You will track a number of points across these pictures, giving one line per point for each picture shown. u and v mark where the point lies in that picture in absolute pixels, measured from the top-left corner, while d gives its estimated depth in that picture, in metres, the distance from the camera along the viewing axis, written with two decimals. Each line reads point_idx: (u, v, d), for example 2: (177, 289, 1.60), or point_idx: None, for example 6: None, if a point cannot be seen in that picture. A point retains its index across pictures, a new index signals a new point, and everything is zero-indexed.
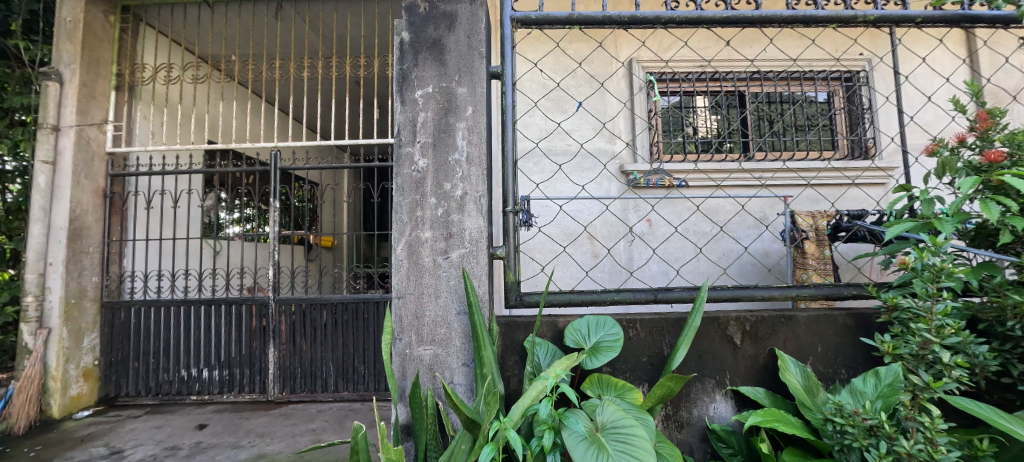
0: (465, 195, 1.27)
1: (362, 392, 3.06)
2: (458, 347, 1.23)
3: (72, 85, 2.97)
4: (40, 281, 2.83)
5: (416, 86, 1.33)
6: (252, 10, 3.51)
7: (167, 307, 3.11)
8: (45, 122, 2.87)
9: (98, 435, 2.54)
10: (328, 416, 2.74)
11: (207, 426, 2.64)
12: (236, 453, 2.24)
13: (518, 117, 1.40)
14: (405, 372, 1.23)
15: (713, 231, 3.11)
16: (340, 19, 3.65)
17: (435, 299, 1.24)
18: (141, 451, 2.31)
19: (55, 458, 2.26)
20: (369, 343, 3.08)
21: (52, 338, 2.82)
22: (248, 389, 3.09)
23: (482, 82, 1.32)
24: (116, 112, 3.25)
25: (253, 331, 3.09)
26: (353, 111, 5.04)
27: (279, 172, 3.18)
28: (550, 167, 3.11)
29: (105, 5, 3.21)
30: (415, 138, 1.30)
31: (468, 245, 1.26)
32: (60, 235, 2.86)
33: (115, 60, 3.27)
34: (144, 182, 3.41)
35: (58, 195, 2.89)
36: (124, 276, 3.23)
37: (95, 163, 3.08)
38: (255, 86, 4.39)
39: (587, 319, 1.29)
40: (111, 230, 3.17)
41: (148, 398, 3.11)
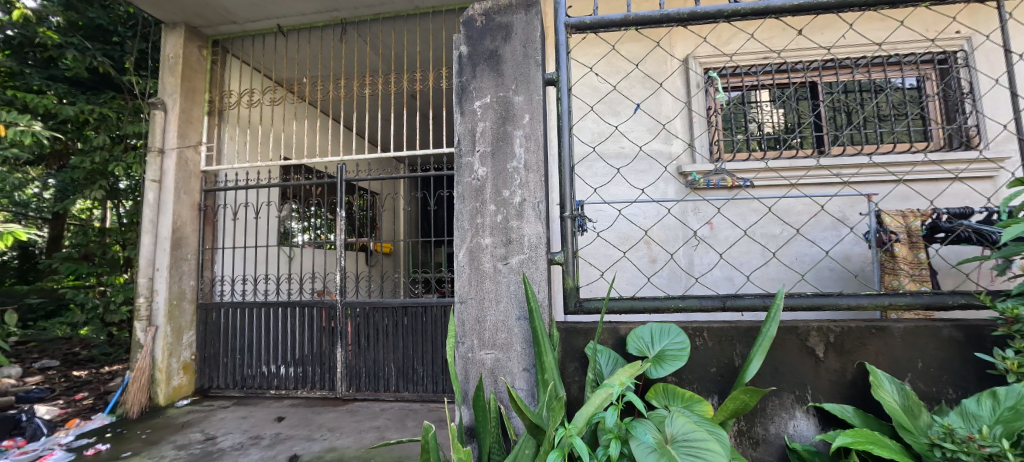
0: (523, 202, 1.29)
1: (421, 393, 3.17)
2: (519, 353, 1.24)
3: (173, 113, 3.38)
4: (150, 284, 3.24)
5: (474, 97, 1.37)
6: (320, 36, 3.81)
7: (250, 308, 3.42)
8: (153, 146, 3.30)
9: (195, 422, 2.85)
10: (390, 415, 2.87)
11: (285, 418, 2.87)
12: (310, 445, 2.41)
13: (574, 122, 1.40)
14: (468, 375, 1.26)
15: (783, 233, 2.89)
16: (397, 37, 3.84)
17: (496, 304, 1.27)
18: (230, 438, 2.55)
19: (162, 440, 2.57)
20: (427, 345, 3.18)
21: (159, 335, 3.21)
22: (319, 386, 3.32)
23: (538, 89, 1.33)
24: (208, 135, 3.66)
25: (322, 332, 3.32)
26: (410, 123, 5.30)
27: (344, 184, 3.39)
28: (604, 171, 3.07)
29: (200, 40, 3.66)
30: (474, 148, 1.34)
31: (527, 251, 1.27)
32: (165, 244, 3.26)
33: (208, 89, 3.69)
34: (231, 196, 3.79)
35: (163, 208, 3.29)
36: (215, 280, 3.61)
37: (192, 180, 3.48)
38: (323, 105, 4.74)
39: (650, 325, 1.25)
40: (205, 239, 3.55)
41: (235, 390, 3.44)
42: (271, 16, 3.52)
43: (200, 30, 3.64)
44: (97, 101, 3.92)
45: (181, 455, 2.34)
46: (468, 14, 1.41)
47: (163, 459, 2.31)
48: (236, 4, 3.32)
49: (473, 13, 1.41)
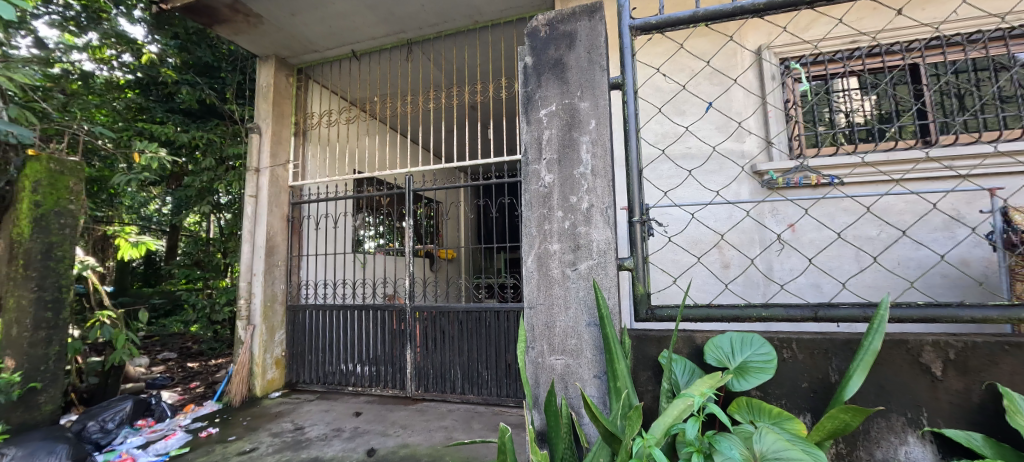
0: (591, 207, 1.29)
1: (486, 396, 3.24)
2: (589, 359, 1.23)
3: (267, 135, 3.80)
4: (249, 287, 3.66)
5: (540, 106, 1.40)
6: (388, 56, 4.08)
7: (330, 310, 3.73)
8: (252, 165, 3.73)
9: (286, 413, 3.16)
10: (457, 416, 2.96)
11: (362, 414, 3.08)
12: (385, 440, 2.57)
13: (641, 125, 1.37)
14: (539, 380, 1.27)
15: (881, 235, 2.59)
16: (458, 51, 4.00)
17: (565, 311, 1.27)
18: (316, 429, 2.79)
19: (260, 428, 2.87)
20: (491, 349, 3.24)
21: (256, 332, 3.60)
22: (391, 385, 3.52)
23: (605, 94, 1.33)
24: (295, 154, 4.05)
25: (393, 333, 3.52)
26: (470, 133, 5.50)
27: (412, 194, 3.59)
28: (671, 173, 2.96)
29: (287, 69, 4.09)
30: (541, 156, 1.37)
31: (596, 257, 1.26)
32: (260, 251, 3.66)
33: (294, 112, 4.10)
34: (314, 208, 4.16)
35: (259, 219, 3.71)
36: (301, 284, 3.98)
37: (281, 194, 3.87)
38: (391, 121, 5.07)
39: (730, 335, 1.17)
40: (292, 247, 3.94)
41: (318, 386, 3.75)
42: (346, 43, 3.85)
43: (287, 61, 4.07)
44: (205, 128, 4.51)
45: (276, 442, 2.60)
46: (532, 25, 1.44)
47: (261, 444, 2.58)
48: (317, 34, 3.66)
49: (538, 24, 1.43)
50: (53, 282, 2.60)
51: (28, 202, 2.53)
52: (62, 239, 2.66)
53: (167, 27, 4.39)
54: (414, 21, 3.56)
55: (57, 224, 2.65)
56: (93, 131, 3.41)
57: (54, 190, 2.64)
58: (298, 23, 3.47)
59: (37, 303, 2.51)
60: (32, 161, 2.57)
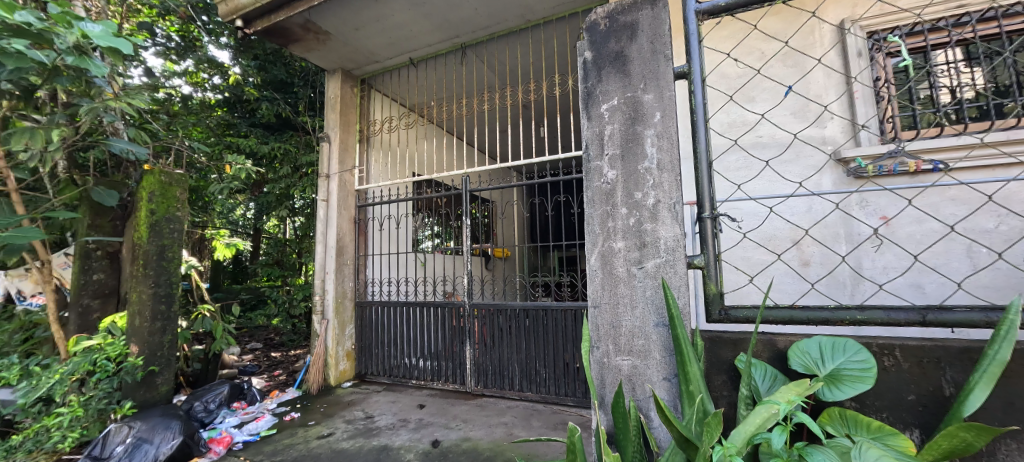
0: (658, 203, 1.24)
1: (544, 394, 3.24)
2: (658, 361, 1.19)
3: (335, 143, 4.08)
4: (323, 285, 3.96)
5: (601, 101, 1.37)
6: (444, 62, 4.21)
7: (395, 306, 3.94)
8: (323, 172, 4.04)
9: (357, 402, 3.38)
10: (516, 413, 3.00)
11: (425, 406, 3.22)
12: (448, 433, 2.66)
13: (710, 115, 1.29)
14: (604, 380, 1.25)
15: (999, 228, 2.26)
16: (511, 51, 4.04)
17: (631, 310, 1.24)
18: (385, 418, 2.96)
19: (335, 414, 3.10)
20: (549, 348, 3.24)
21: (330, 327, 3.89)
22: (452, 380, 3.64)
23: (670, 85, 1.27)
24: (360, 160, 4.31)
25: (452, 330, 3.64)
26: (522, 132, 5.53)
27: (468, 195, 3.67)
28: (741, 165, 2.77)
29: (352, 81, 4.37)
30: (603, 152, 1.34)
31: (664, 255, 1.21)
32: (332, 251, 3.95)
33: (359, 120, 4.36)
34: (378, 210, 4.39)
35: (330, 221, 4.01)
36: (367, 282, 4.24)
37: (349, 198, 4.14)
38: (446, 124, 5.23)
39: (818, 339, 1.08)
40: (359, 247, 4.20)
41: (384, 378, 3.96)
42: (404, 52, 4.03)
43: (351, 73, 4.34)
44: (282, 139, 4.95)
45: (350, 429, 2.80)
46: (591, 19, 1.41)
47: (337, 430, 2.79)
48: (378, 46, 3.86)
49: (596, 17, 1.40)
50: (166, 279, 2.98)
51: (145, 210, 2.92)
52: (172, 242, 3.05)
53: (249, 49, 4.86)
54: (468, 24, 3.64)
55: (168, 229, 3.03)
56: (193, 146, 3.86)
57: (165, 199, 3.02)
58: (361, 36, 3.68)
59: (154, 298, 2.89)
60: (148, 174, 2.96)
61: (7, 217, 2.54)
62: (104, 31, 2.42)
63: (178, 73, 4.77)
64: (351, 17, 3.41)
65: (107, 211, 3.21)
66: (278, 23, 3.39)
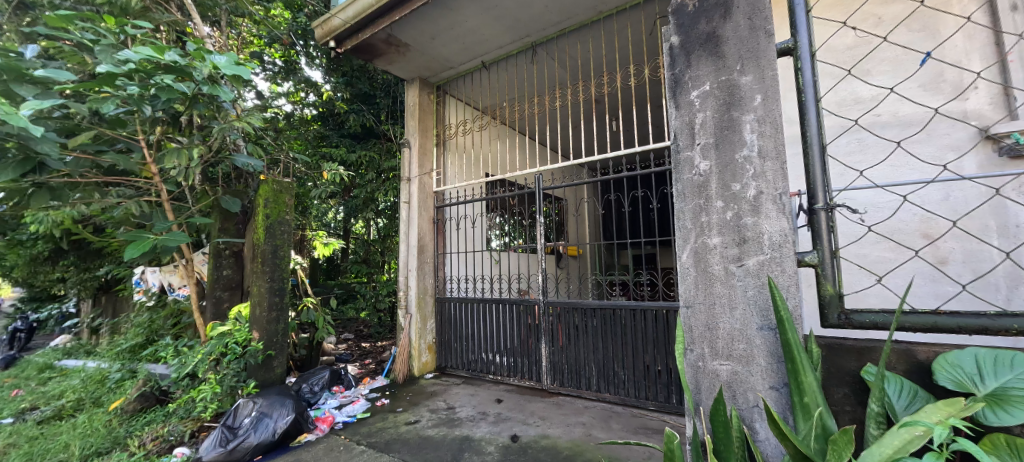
0: (760, 195, 1.13)
1: (623, 396, 3.15)
2: (763, 367, 1.09)
3: (415, 148, 4.32)
4: (407, 281, 4.23)
5: (691, 87, 1.28)
6: (515, 62, 4.26)
7: (472, 303, 4.08)
8: (405, 175, 4.31)
9: (439, 393, 3.57)
10: (594, 414, 2.94)
11: (503, 401, 3.29)
12: (526, 428, 2.70)
13: (823, 93, 1.15)
14: (700, 386, 1.19)
15: None
16: (583, 45, 3.97)
17: (730, 311, 1.15)
18: (465, 410, 3.09)
19: (420, 403, 3.30)
20: (627, 349, 3.14)
21: (413, 321, 4.15)
22: (528, 377, 3.68)
23: (773, 63, 1.15)
24: (437, 163, 4.52)
25: (528, 327, 3.68)
26: (593, 127, 5.42)
27: (542, 193, 3.67)
28: (858, 150, 2.45)
29: (429, 88, 4.59)
30: (694, 141, 1.26)
31: (768, 251, 1.11)
32: (413, 250, 4.21)
33: (435, 125, 4.57)
34: (454, 210, 4.57)
35: (411, 221, 4.27)
36: (446, 279, 4.44)
37: (428, 199, 4.37)
38: (517, 124, 5.29)
39: (974, 352, 0.91)
40: (438, 246, 4.41)
41: (463, 371, 4.12)
42: (476, 56, 4.14)
43: (428, 80, 4.57)
44: (367, 147, 5.41)
45: (434, 418, 2.96)
46: (678, 1, 1.32)
47: (422, 418, 2.97)
48: (452, 52, 4.03)
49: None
50: (279, 275, 3.39)
51: (262, 214, 3.36)
52: (283, 243, 3.47)
53: (338, 68, 5.35)
54: (538, 22, 3.64)
55: (280, 231, 3.45)
56: (296, 158, 4.36)
57: (277, 205, 3.44)
58: (436, 44, 3.87)
59: (270, 291, 3.31)
60: (264, 183, 3.40)
61: (162, 223, 3.07)
62: (228, 61, 2.82)
63: (282, 94, 5.42)
64: (428, 28, 3.59)
65: (232, 216, 3.74)
66: (364, 40, 3.69)
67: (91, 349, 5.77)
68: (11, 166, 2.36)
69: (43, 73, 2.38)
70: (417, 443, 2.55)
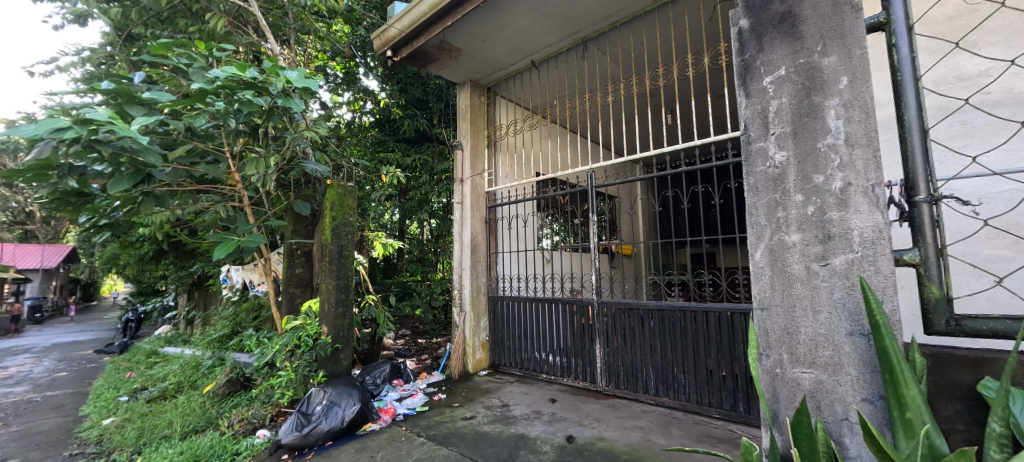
0: (847, 186, 1.04)
1: (684, 401, 3.02)
2: (853, 378, 1.00)
3: (467, 149, 4.41)
4: (461, 280, 4.34)
5: (763, 74, 1.20)
6: (565, 59, 4.22)
7: (525, 301, 4.10)
8: (458, 177, 4.42)
9: (493, 390, 3.62)
10: (653, 418, 2.84)
11: (557, 401, 3.27)
12: (582, 430, 2.66)
13: (923, 71, 1.01)
14: (777, 395, 1.11)
15: None
16: (636, 38, 3.84)
17: (813, 315, 1.06)
18: (520, 408, 3.10)
19: (476, 399, 3.37)
20: (688, 351, 3.01)
21: (468, 318, 4.25)
22: (582, 377, 3.63)
23: (861, 41, 1.05)
24: (489, 163, 4.60)
25: (582, 327, 3.64)
26: (647, 121, 5.23)
27: (594, 191, 3.61)
28: (965, 134, 2.17)
29: (480, 91, 4.67)
30: (768, 131, 1.17)
31: (858, 249, 1.01)
32: (467, 249, 4.31)
33: (487, 126, 4.64)
34: (506, 210, 4.61)
35: (465, 221, 4.37)
36: (498, 278, 4.49)
37: (480, 199, 4.45)
38: (567, 122, 5.23)
39: None
40: (490, 245, 4.48)
41: (516, 370, 4.15)
42: (525, 56, 4.15)
43: (479, 83, 4.65)
44: (421, 151, 5.61)
45: (489, 414, 3.01)
46: None
47: (478, 414, 3.03)
48: (502, 53, 4.07)
49: None
50: (344, 273, 3.61)
51: (329, 216, 3.61)
52: (348, 243, 3.69)
53: (394, 75, 5.60)
54: (589, 17, 3.58)
55: (345, 232, 3.68)
56: (358, 163, 4.63)
57: (342, 207, 3.67)
58: (487, 47, 3.93)
59: (337, 288, 3.53)
60: (330, 187, 3.64)
61: (245, 226, 3.39)
62: (299, 75, 3.08)
63: (343, 103, 5.77)
64: (479, 31, 3.66)
65: (303, 219, 4.05)
66: (419, 47, 3.83)
67: (187, 338, 6.52)
68: (126, 176, 2.72)
69: (149, 95, 2.72)
70: (474, 438, 2.61)
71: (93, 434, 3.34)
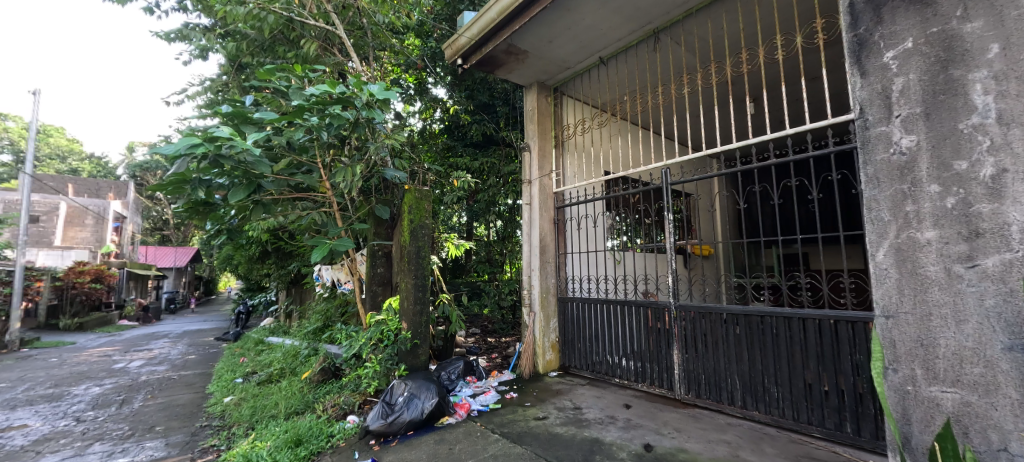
0: (997, 173, 1.49)
1: (777, 417, 2.76)
2: (1002, 394, 1.45)
3: (534, 150, 4.43)
4: (530, 280, 4.37)
5: (886, 51, 1.78)
6: (635, 53, 4.07)
7: (596, 303, 4.03)
8: (526, 178, 4.45)
9: (565, 392, 3.59)
10: (741, 433, 2.62)
11: (632, 407, 3.15)
12: (661, 439, 2.54)
13: None
14: (915, 415, 1.64)
15: None
16: (715, 23, 3.59)
17: (955, 330, 1.55)
18: (593, 412, 3.05)
19: (547, 400, 3.37)
20: (781, 361, 2.75)
21: (537, 319, 4.26)
22: (658, 383, 3.48)
23: (999, 12, 1.50)
24: (556, 164, 4.57)
25: (657, 331, 3.48)
26: (726, 112, 4.86)
27: (669, 188, 3.43)
28: None
29: (548, 91, 4.68)
30: (891, 113, 1.76)
31: (1009, 252, 1.45)
32: (535, 250, 4.33)
33: (554, 127, 4.64)
34: (574, 210, 4.56)
35: (533, 222, 4.40)
36: (568, 279, 4.45)
37: (548, 200, 4.44)
38: (637, 118, 5.04)
39: None
40: (559, 246, 4.45)
41: (586, 373, 4.08)
42: (593, 52, 4.07)
43: (546, 83, 4.66)
44: (489, 154, 5.77)
45: (562, 416, 2.99)
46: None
47: (551, 415, 3.03)
48: (570, 52, 4.04)
49: None
50: (422, 273, 3.81)
51: (408, 219, 3.85)
52: (424, 244, 3.90)
53: (462, 83, 5.82)
54: (661, 7, 3.43)
55: (421, 233, 3.89)
56: (431, 168, 4.89)
57: (419, 210, 3.89)
58: (554, 47, 3.92)
59: (416, 286, 3.75)
60: (408, 191, 3.87)
61: (335, 229, 3.74)
62: (381, 88, 3.40)
63: (414, 113, 6.11)
64: (546, 31, 3.67)
65: (384, 222, 4.35)
66: (488, 53, 3.95)
67: (286, 329, 7.33)
68: (242, 185, 3.14)
69: (259, 114, 3.11)
70: (548, 439, 2.61)
71: (217, 409, 3.91)
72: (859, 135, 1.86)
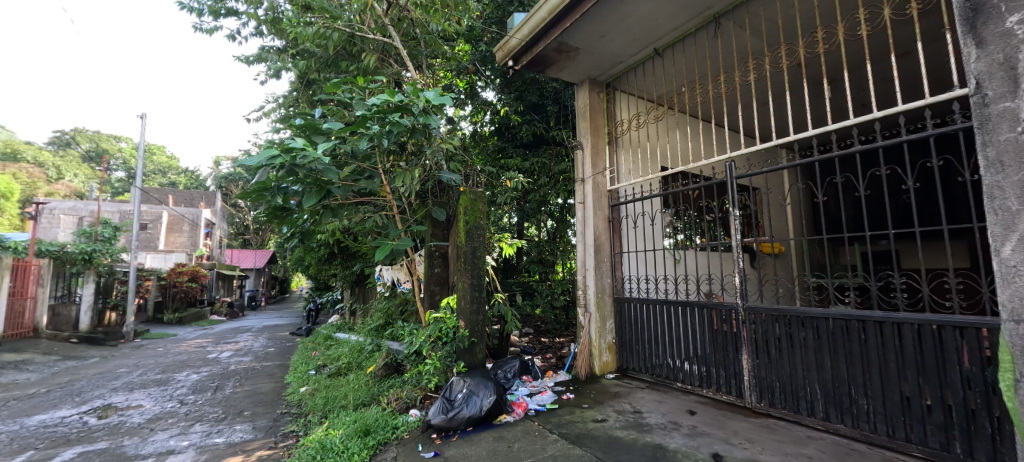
0: None
1: (867, 432, 2.49)
2: None
3: (587, 148, 4.37)
4: (585, 280, 4.31)
5: (1009, 13, 1.49)
6: (694, 41, 3.87)
7: (655, 304, 3.88)
8: (578, 177, 4.40)
9: (623, 395, 3.50)
10: (824, 447, 2.40)
11: (696, 414, 3.00)
12: (731, 449, 2.39)
13: None
14: None
15: None
16: (785, 2, 3.33)
17: None
18: (654, 417, 2.94)
19: (605, 403, 3.30)
20: (872, 371, 2.48)
21: (592, 320, 4.19)
22: (725, 390, 3.27)
23: None
24: (610, 161, 4.46)
25: (724, 335, 3.28)
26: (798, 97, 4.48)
27: (734, 182, 3.22)
28: None
29: (600, 88, 4.58)
30: (1018, 86, 1.45)
31: None
32: (590, 250, 4.26)
33: (607, 124, 4.53)
34: (629, 209, 4.43)
35: (587, 221, 4.33)
36: (624, 279, 4.33)
37: (602, 199, 4.35)
38: (697, 110, 4.78)
39: None
40: (614, 245, 4.34)
41: (645, 376, 3.94)
42: (648, 43, 3.93)
43: (598, 80, 4.57)
44: (539, 155, 5.79)
45: (621, 420, 2.92)
46: None
47: (609, 418, 2.96)
48: (623, 46, 3.93)
49: None
50: (477, 273, 3.89)
51: (463, 220, 3.95)
52: (480, 245, 3.98)
53: (511, 85, 5.89)
54: None
55: (477, 234, 3.97)
56: (483, 170, 5.00)
57: (473, 212, 3.97)
58: (606, 41, 3.84)
59: (472, 286, 3.84)
60: (463, 194, 3.96)
61: (396, 231, 3.94)
62: (435, 94, 3.50)
63: (465, 117, 6.27)
64: (597, 26, 3.60)
65: (440, 224, 4.49)
66: (539, 53, 3.96)
67: (351, 326, 7.84)
68: (314, 191, 3.35)
69: (327, 125, 3.36)
70: (607, 442, 2.56)
71: (295, 398, 4.28)
72: (974, 114, 1.58)
